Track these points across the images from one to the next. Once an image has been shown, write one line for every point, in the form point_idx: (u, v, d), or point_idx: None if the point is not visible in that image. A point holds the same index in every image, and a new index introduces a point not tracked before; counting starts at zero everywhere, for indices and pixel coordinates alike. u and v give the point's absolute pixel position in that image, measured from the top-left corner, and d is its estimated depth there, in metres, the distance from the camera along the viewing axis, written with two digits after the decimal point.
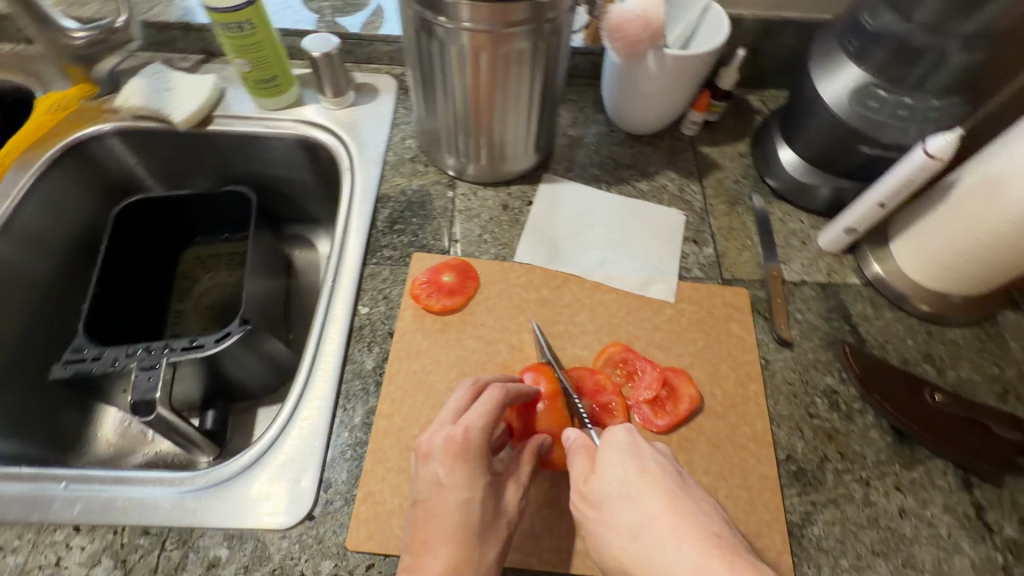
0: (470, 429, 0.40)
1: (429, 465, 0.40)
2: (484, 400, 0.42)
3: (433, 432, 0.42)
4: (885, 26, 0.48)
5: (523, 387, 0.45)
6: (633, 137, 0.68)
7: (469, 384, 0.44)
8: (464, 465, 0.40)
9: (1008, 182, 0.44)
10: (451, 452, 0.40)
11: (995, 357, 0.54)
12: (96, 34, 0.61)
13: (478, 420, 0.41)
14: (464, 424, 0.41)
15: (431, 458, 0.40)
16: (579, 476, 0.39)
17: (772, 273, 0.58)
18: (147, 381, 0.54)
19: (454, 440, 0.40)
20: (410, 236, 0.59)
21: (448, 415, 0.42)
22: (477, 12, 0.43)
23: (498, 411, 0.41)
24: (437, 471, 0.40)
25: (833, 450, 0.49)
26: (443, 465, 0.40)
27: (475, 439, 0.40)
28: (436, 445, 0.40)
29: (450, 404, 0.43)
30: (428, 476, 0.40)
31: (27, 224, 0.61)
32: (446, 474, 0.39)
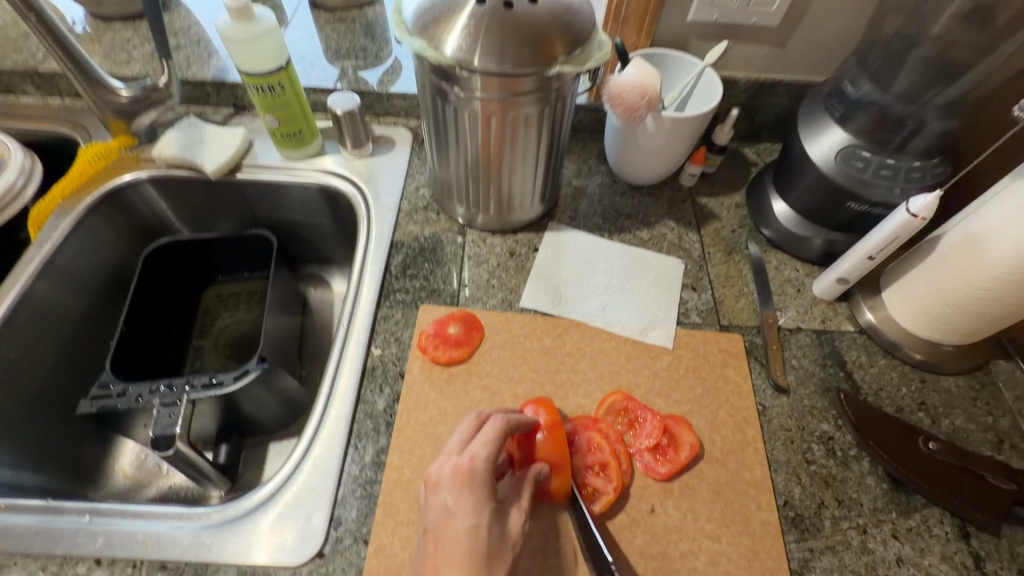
0: (476, 459, 0.42)
1: (438, 494, 0.43)
2: (487, 429, 0.44)
3: (441, 463, 0.44)
4: (866, 94, 0.54)
5: (523, 416, 0.46)
6: (634, 187, 0.72)
7: (472, 416, 0.46)
8: (471, 493, 0.42)
9: (988, 240, 0.46)
10: (459, 481, 0.42)
11: (989, 405, 0.56)
12: (139, 91, 0.66)
13: (483, 450, 0.43)
14: (470, 453, 0.43)
15: (439, 487, 0.43)
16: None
17: (768, 321, 0.60)
18: (168, 417, 0.56)
19: (461, 470, 0.42)
20: (422, 280, 0.62)
21: (454, 446, 0.44)
22: (488, 84, 0.48)
23: (500, 439, 0.43)
24: (445, 500, 0.42)
25: (830, 496, 0.50)
26: (452, 493, 0.42)
27: (482, 468, 0.42)
28: (445, 475, 0.43)
29: (456, 435, 0.45)
30: (437, 505, 0.42)
31: (64, 264, 0.65)
32: (454, 501, 0.42)
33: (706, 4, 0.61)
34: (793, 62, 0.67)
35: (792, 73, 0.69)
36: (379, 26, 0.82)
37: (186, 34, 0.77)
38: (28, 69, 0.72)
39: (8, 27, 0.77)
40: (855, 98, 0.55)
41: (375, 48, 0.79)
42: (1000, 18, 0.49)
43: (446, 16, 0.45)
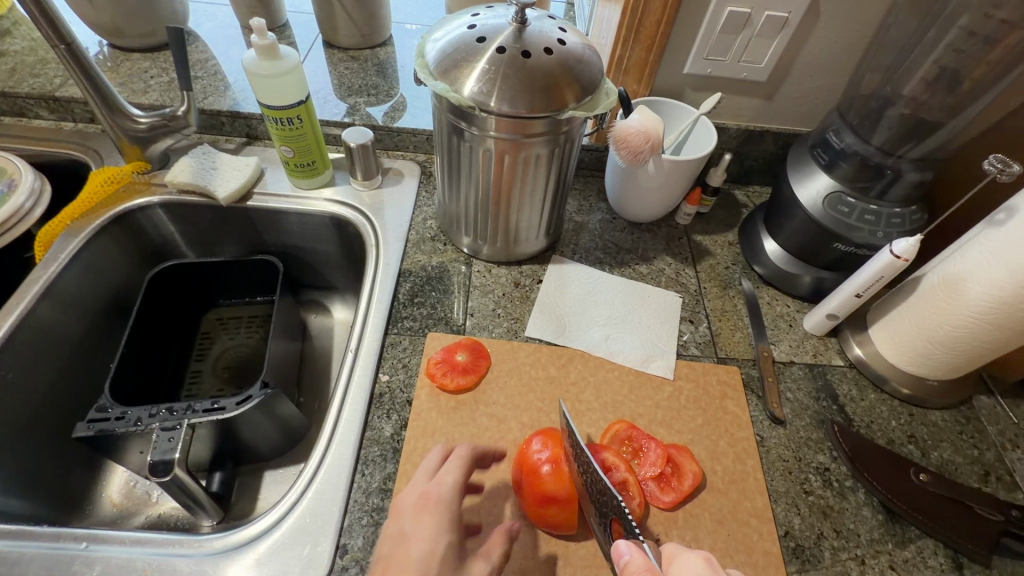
0: (438, 488, 0.45)
1: (399, 520, 0.44)
2: (453, 460, 0.47)
3: (409, 490, 0.46)
4: (849, 145, 0.58)
5: (489, 449, 0.49)
6: (632, 223, 0.76)
7: (439, 447, 0.49)
8: (429, 519, 0.43)
9: (965, 282, 0.50)
10: (420, 507, 0.44)
11: (974, 439, 0.58)
12: (157, 119, 0.68)
13: (449, 481, 0.45)
14: (434, 481, 0.46)
15: (401, 513, 0.44)
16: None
17: (763, 354, 0.62)
18: (168, 442, 0.55)
19: (423, 496, 0.45)
20: (429, 308, 0.63)
21: (424, 473, 0.47)
22: (502, 125, 0.51)
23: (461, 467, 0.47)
24: (404, 524, 0.43)
25: (829, 527, 0.51)
26: (411, 519, 0.44)
27: (444, 496, 0.45)
28: (408, 499, 0.45)
29: (424, 464, 0.47)
30: (396, 529, 0.43)
31: (68, 285, 0.65)
32: (411, 525, 0.43)
33: (701, 59, 0.66)
34: (780, 113, 0.73)
35: (779, 122, 0.74)
36: (391, 66, 0.87)
37: (204, 67, 0.80)
38: (45, 94, 0.74)
39: (28, 53, 0.79)
40: (839, 148, 0.59)
41: (386, 86, 0.83)
42: (965, 83, 0.54)
43: (467, 62, 0.49)
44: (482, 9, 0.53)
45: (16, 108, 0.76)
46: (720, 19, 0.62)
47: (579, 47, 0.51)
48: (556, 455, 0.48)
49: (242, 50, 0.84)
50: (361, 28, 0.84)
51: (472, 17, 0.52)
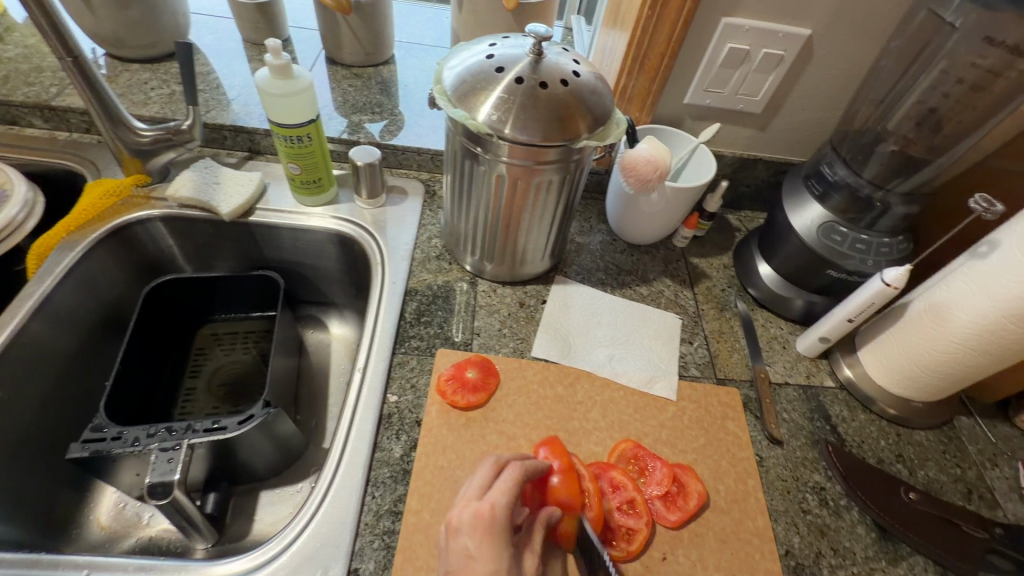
0: (495, 506, 0.42)
1: (459, 539, 0.42)
2: (505, 476, 0.45)
3: (461, 506, 0.43)
4: (842, 177, 0.61)
5: (538, 462, 0.48)
6: (631, 245, 0.78)
7: (490, 461, 0.47)
8: (492, 539, 0.41)
9: (948, 310, 0.53)
10: (479, 527, 0.42)
11: (956, 458, 0.61)
12: (160, 133, 0.67)
13: (503, 496, 0.43)
14: (490, 498, 0.43)
15: (460, 532, 0.42)
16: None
17: (760, 375, 0.64)
18: (167, 463, 0.53)
19: (483, 515, 0.42)
20: (435, 327, 0.64)
21: (473, 490, 0.44)
22: (515, 151, 0.52)
23: (515, 485, 0.44)
24: (466, 544, 0.41)
25: (826, 545, 0.53)
26: (473, 538, 0.41)
27: (502, 514, 0.42)
28: (466, 519, 0.42)
29: (474, 480, 0.45)
30: (458, 550, 0.41)
31: (63, 301, 0.63)
32: (476, 546, 0.41)
33: (701, 91, 0.69)
34: (772, 143, 0.76)
35: (772, 152, 0.77)
36: (393, 85, 0.87)
37: (206, 80, 0.80)
38: (41, 103, 0.72)
39: (21, 60, 0.77)
40: (833, 180, 0.62)
41: (390, 105, 0.84)
42: (948, 125, 0.58)
43: (484, 90, 0.50)
44: (498, 39, 0.54)
45: (8, 116, 0.74)
46: (720, 55, 0.65)
47: (591, 79, 0.52)
48: (564, 466, 0.50)
49: (244, 64, 0.84)
50: (365, 47, 0.85)
51: (489, 46, 0.53)
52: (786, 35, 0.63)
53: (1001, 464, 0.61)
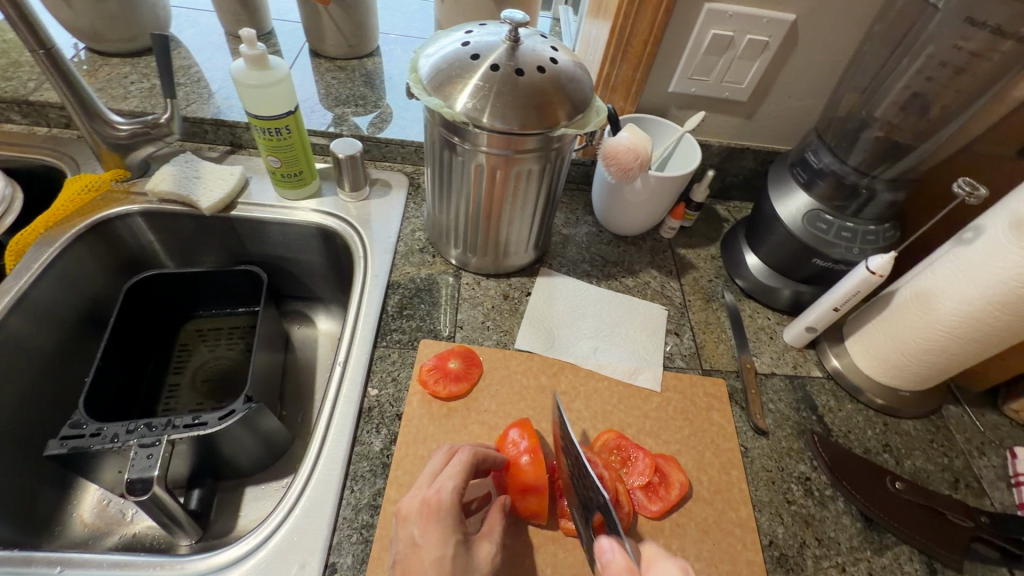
0: (440, 493, 0.43)
1: (406, 526, 0.42)
2: (454, 462, 0.45)
3: (412, 495, 0.44)
4: (827, 165, 0.61)
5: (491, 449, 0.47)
6: (618, 236, 0.77)
7: (444, 449, 0.47)
8: (438, 525, 0.42)
9: (934, 298, 0.52)
10: (426, 514, 0.42)
11: (944, 447, 0.61)
12: (139, 127, 0.66)
13: (450, 483, 0.43)
14: (437, 486, 0.43)
15: (408, 520, 0.43)
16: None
17: (746, 366, 0.64)
18: (146, 459, 0.53)
19: (428, 503, 0.42)
20: (418, 320, 0.63)
21: (425, 478, 0.45)
22: (493, 140, 0.51)
23: (461, 471, 0.44)
24: (412, 532, 0.42)
25: (811, 535, 0.52)
26: (419, 526, 0.42)
27: (448, 502, 0.42)
28: (413, 507, 0.43)
29: (427, 468, 0.46)
30: (405, 537, 0.42)
31: (41, 297, 0.63)
32: (421, 533, 0.41)
33: (686, 79, 0.68)
34: (759, 131, 0.75)
35: (759, 141, 0.77)
36: (378, 77, 0.86)
37: (187, 74, 0.79)
38: (18, 98, 0.71)
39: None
40: (818, 168, 0.61)
41: (374, 97, 0.83)
42: (934, 110, 0.57)
43: (460, 78, 0.49)
44: (475, 26, 0.53)
45: None
46: (704, 42, 0.64)
47: (570, 66, 0.52)
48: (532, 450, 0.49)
49: (225, 57, 0.83)
50: (348, 38, 0.84)
51: (465, 34, 0.52)
52: (770, 21, 0.61)
53: (989, 453, 0.61)
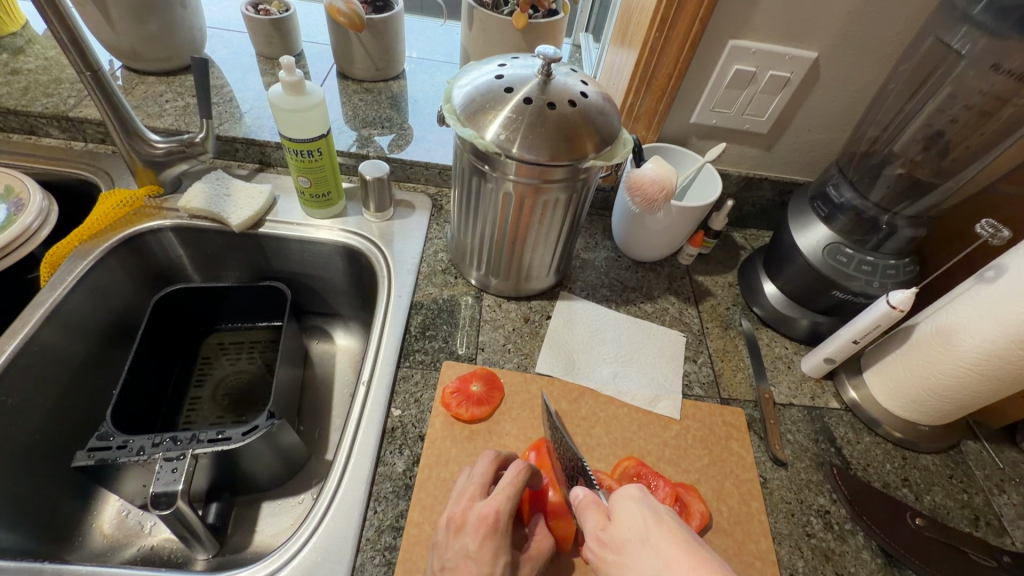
0: (500, 510, 0.43)
1: (460, 538, 0.43)
2: (505, 480, 0.45)
3: (466, 507, 0.45)
4: (848, 200, 0.62)
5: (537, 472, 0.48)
6: (636, 261, 0.78)
7: (493, 457, 0.48)
8: (493, 544, 0.42)
9: (956, 335, 0.53)
10: (482, 531, 0.43)
11: (963, 483, 0.60)
12: (175, 145, 0.68)
13: (507, 503, 0.44)
14: (495, 503, 0.44)
15: (462, 531, 0.43)
16: (593, 525, 0.41)
17: (764, 395, 0.64)
18: (171, 473, 0.54)
19: (486, 519, 0.43)
20: (440, 342, 0.64)
21: (477, 489, 0.46)
22: (521, 169, 0.52)
23: (519, 484, 0.45)
24: (467, 545, 0.42)
25: (831, 570, 0.52)
26: (474, 539, 0.42)
27: (504, 519, 0.43)
28: (469, 519, 0.44)
29: (476, 477, 0.47)
30: (457, 548, 0.42)
31: (73, 309, 0.64)
32: (476, 548, 0.42)
33: (707, 110, 0.70)
34: (778, 163, 0.76)
35: (778, 172, 0.78)
36: (403, 100, 0.89)
37: (220, 93, 0.81)
38: (59, 114, 0.74)
39: (41, 72, 0.79)
40: (838, 202, 0.62)
41: (400, 119, 0.85)
42: (954, 151, 0.59)
43: (492, 109, 0.51)
44: (508, 59, 0.55)
45: (27, 126, 0.75)
46: (726, 76, 0.66)
47: (599, 100, 0.53)
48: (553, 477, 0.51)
49: (257, 78, 0.85)
50: (376, 62, 0.86)
51: (498, 66, 0.54)
52: (792, 58, 0.63)
53: (1009, 490, 0.61)
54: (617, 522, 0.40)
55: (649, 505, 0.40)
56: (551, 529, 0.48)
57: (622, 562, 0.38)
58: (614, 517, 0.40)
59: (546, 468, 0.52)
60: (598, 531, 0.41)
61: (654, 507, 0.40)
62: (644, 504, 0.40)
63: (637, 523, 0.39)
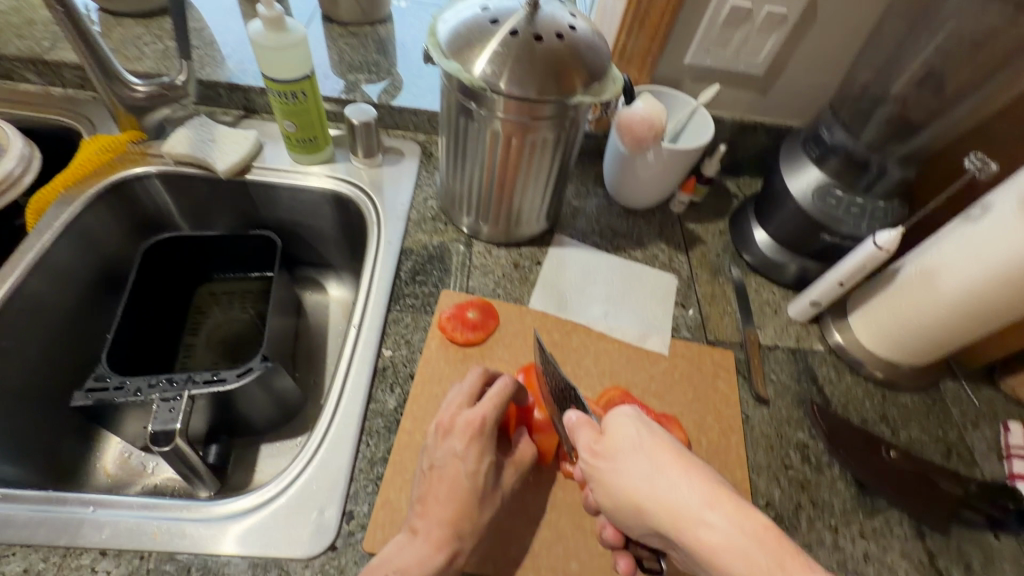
0: (487, 417, 0.46)
1: (447, 440, 0.46)
2: (493, 391, 0.48)
3: (455, 412, 0.48)
4: (840, 141, 0.61)
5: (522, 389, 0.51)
6: (628, 209, 0.77)
7: (481, 373, 0.50)
8: (479, 444, 0.46)
9: (940, 274, 0.53)
10: (469, 433, 0.46)
11: (939, 420, 0.62)
12: (155, 89, 0.66)
13: (493, 410, 0.47)
14: (482, 410, 0.47)
15: (451, 434, 0.46)
16: (587, 441, 0.42)
17: (750, 337, 0.65)
18: (169, 412, 0.55)
19: (473, 423, 0.46)
20: (430, 286, 0.64)
21: (465, 398, 0.48)
22: (509, 106, 0.51)
23: (505, 398, 0.48)
24: (454, 446, 0.46)
25: (806, 498, 0.54)
26: (461, 440, 0.46)
27: (491, 425, 0.46)
28: (458, 424, 0.47)
29: (464, 389, 0.49)
30: (445, 449, 0.46)
31: (62, 255, 0.64)
32: (463, 448, 0.45)
33: (702, 50, 0.68)
34: (772, 107, 0.75)
35: (772, 117, 0.77)
36: (391, 45, 0.86)
37: (200, 36, 0.79)
38: (34, 57, 0.71)
39: (12, 13, 0.76)
40: (830, 143, 0.62)
41: (387, 65, 0.82)
42: (949, 85, 0.60)
43: (478, 42, 0.49)
44: None
45: (2, 70, 0.73)
46: (721, 13, 0.64)
47: (588, 33, 0.51)
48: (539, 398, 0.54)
49: (239, 21, 0.82)
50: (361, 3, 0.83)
51: None
52: None
53: (983, 426, 0.63)
54: (611, 435, 0.42)
55: (643, 421, 0.42)
56: (536, 441, 0.51)
57: (616, 469, 0.40)
58: (608, 431, 0.42)
59: (533, 388, 0.55)
60: (591, 445, 0.42)
61: (647, 423, 0.42)
62: (639, 421, 0.42)
63: (631, 435, 0.41)
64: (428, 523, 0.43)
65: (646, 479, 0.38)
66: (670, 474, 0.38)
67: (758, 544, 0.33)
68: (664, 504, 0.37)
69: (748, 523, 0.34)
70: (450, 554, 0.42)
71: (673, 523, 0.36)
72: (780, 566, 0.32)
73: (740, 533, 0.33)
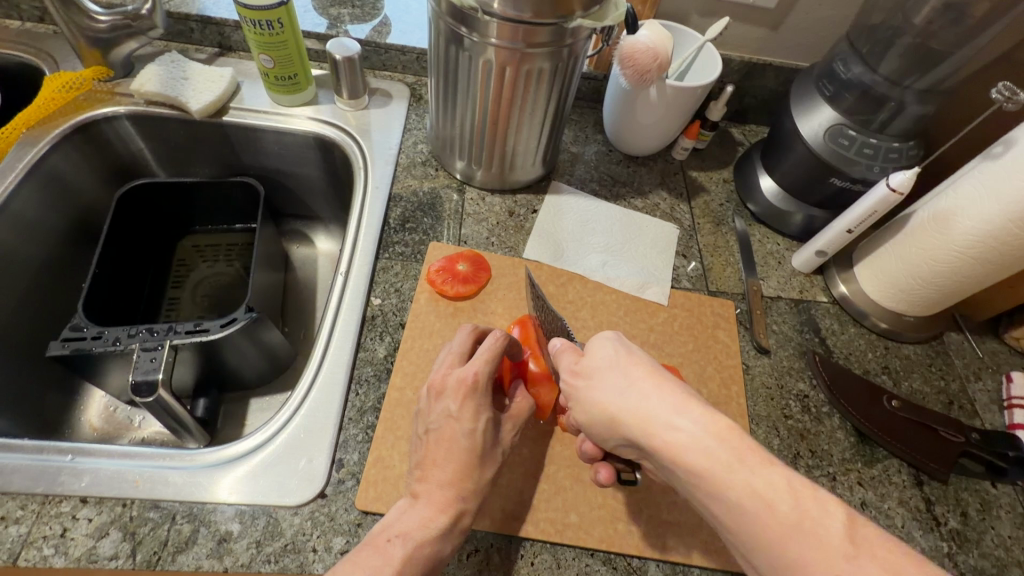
0: (478, 373, 0.44)
1: (440, 402, 0.44)
2: (484, 348, 0.45)
3: (446, 372, 0.45)
4: (856, 76, 0.57)
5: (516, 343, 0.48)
6: (628, 157, 0.74)
7: (471, 330, 0.48)
8: (473, 403, 0.44)
9: (955, 218, 0.50)
10: (461, 392, 0.44)
11: (942, 371, 0.61)
12: (119, 18, 0.60)
13: (485, 366, 0.44)
14: (473, 367, 0.44)
15: (443, 395, 0.44)
16: (568, 363, 0.42)
17: (752, 289, 0.63)
18: (150, 362, 0.52)
19: (465, 381, 0.44)
20: (421, 234, 0.61)
21: (456, 357, 0.46)
22: (503, 30, 0.47)
23: (498, 352, 0.45)
24: (448, 406, 0.44)
25: (805, 447, 0.54)
26: (454, 399, 0.44)
27: (483, 382, 0.44)
28: (449, 383, 0.44)
29: (455, 348, 0.47)
30: (439, 410, 0.44)
31: (30, 200, 0.61)
32: (457, 408, 0.43)
33: None
34: (782, 45, 0.71)
35: (782, 57, 0.72)
36: None
37: None
38: None
39: None
40: (846, 79, 0.58)
41: None
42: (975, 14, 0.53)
43: None
44: None
45: None
46: None
47: None
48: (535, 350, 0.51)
49: None
50: None
51: None
52: None
53: (985, 377, 0.62)
54: (590, 355, 0.40)
55: (623, 342, 0.40)
56: (533, 396, 0.49)
57: (591, 385, 0.38)
58: (587, 352, 0.41)
59: (529, 341, 0.52)
60: (571, 367, 0.41)
61: (628, 344, 0.40)
62: (618, 341, 0.40)
63: (608, 353, 0.39)
64: (427, 487, 0.41)
65: (618, 393, 0.36)
66: (641, 387, 0.36)
67: (722, 445, 0.31)
68: (635, 416, 0.35)
69: (717, 426, 0.32)
70: (447, 513, 0.40)
71: (642, 432, 0.34)
72: (741, 463, 0.30)
73: (706, 435, 0.32)
